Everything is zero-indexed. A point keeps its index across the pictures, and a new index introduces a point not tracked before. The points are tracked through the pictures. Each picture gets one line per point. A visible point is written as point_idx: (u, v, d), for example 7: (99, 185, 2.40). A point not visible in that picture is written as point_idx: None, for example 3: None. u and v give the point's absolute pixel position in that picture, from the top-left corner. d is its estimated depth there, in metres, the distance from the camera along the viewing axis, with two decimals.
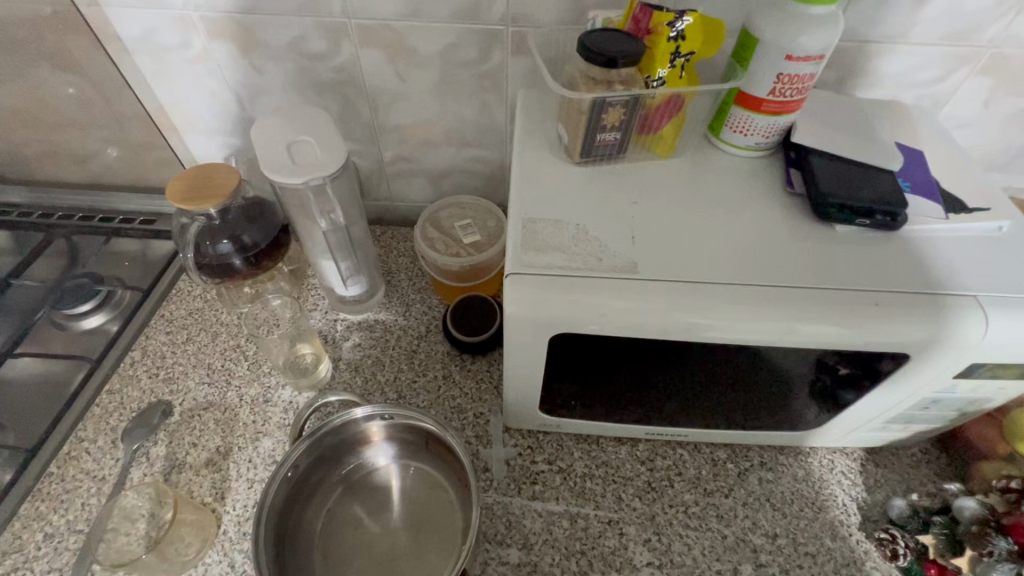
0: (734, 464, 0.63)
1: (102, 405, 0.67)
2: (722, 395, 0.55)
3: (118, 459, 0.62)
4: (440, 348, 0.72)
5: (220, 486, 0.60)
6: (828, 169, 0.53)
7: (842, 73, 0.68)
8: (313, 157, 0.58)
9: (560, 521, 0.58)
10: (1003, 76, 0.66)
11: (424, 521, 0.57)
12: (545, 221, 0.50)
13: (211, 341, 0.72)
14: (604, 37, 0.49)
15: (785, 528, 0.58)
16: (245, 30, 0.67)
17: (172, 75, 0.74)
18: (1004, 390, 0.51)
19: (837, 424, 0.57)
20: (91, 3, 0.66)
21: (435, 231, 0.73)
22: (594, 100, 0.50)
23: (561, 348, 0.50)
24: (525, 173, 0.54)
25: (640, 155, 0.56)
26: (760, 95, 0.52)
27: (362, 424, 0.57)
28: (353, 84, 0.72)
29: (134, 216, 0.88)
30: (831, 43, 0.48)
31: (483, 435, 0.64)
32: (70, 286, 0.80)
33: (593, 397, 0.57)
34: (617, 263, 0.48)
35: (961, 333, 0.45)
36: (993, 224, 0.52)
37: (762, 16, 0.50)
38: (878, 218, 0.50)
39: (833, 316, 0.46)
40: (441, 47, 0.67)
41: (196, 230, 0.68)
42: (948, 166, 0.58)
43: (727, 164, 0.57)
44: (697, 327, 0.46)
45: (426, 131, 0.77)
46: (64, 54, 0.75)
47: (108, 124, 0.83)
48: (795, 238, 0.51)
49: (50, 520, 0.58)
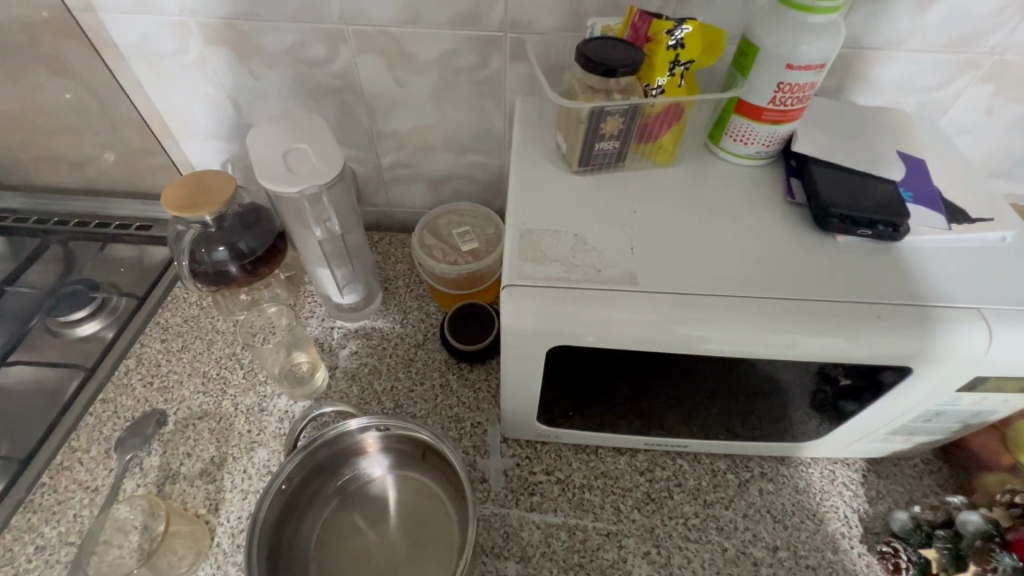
0: (735, 475, 0.62)
1: (96, 414, 0.66)
2: (724, 406, 0.55)
3: (111, 469, 0.62)
4: (438, 356, 0.71)
5: (214, 497, 0.59)
6: (829, 178, 0.53)
7: (843, 80, 0.67)
8: (309, 165, 0.57)
9: (558, 533, 0.58)
10: (1005, 82, 0.66)
11: (421, 532, 0.56)
12: (543, 231, 0.50)
13: (206, 350, 0.72)
14: (603, 45, 0.49)
15: (786, 540, 0.58)
16: (242, 36, 0.67)
17: (170, 81, 0.73)
18: (1009, 402, 0.50)
19: (838, 435, 0.57)
20: (87, 9, 0.66)
21: (433, 238, 0.73)
22: (593, 109, 0.49)
23: (559, 359, 0.50)
24: (523, 181, 0.54)
25: (640, 163, 0.56)
26: (760, 104, 0.52)
27: (357, 436, 0.57)
28: (351, 90, 0.72)
29: (130, 221, 0.88)
30: (833, 53, 0.48)
31: (481, 445, 0.63)
32: (64, 293, 0.79)
33: (592, 408, 0.57)
34: (616, 274, 0.47)
35: (964, 347, 0.45)
36: (997, 235, 0.51)
37: (762, 24, 0.49)
38: (881, 229, 0.50)
39: (834, 327, 0.45)
40: (440, 53, 0.67)
41: (192, 238, 0.67)
42: (950, 174, 0.57)
43: (729, 173, 0.56)
44: (698, 340, 0.46)
45: (424, 136, 0.77)
46: (60, 59, 0.74)
47: (103, 129, 0.82)
48: (796, 248, 0.50)
49: (43, 532, 0.58)
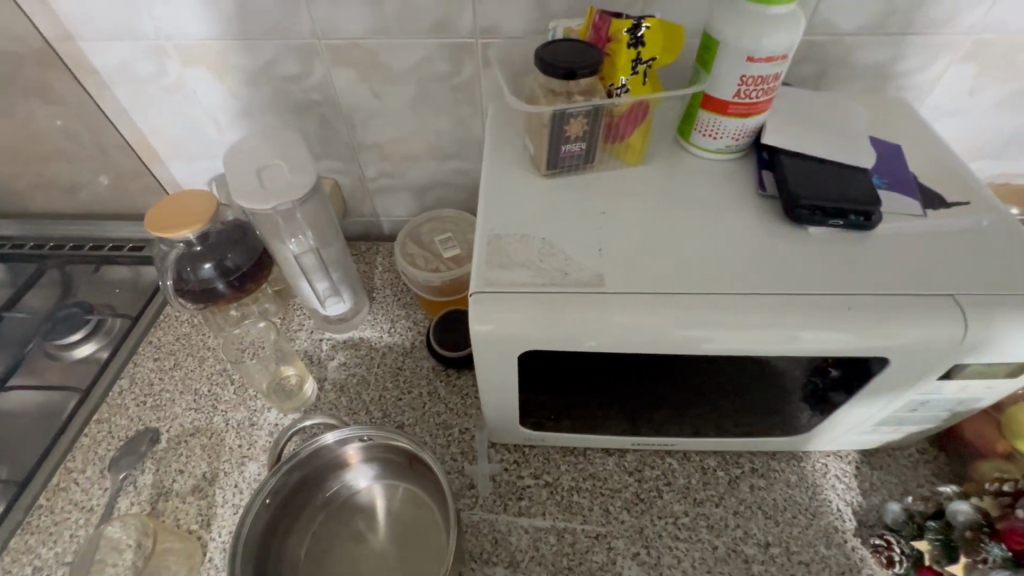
0: (725, 472, 0.61)
1: (91, 435, 0.67)
2: (706, 404, 0.54)
3: (105, 489, 0.63)
4: (426, 364, 0.71)
5: (206, 512, 0.60)
6: (799, 170, 0.52)
7: (820, 68, 0.66)
8: (283, 181, 0.59)
9: (547, 537, 0.57)
10: (987, 62, 0.65)
11: (410, 541, 0.56)
12: (512, 236, 0.50)
13: (198, 366, 0.73)
14: (563, 47, 0.49)
15: (778, 536, 0.57)
16: (218, 56, 0.68)
17: (151, 104, 0.74)
18: (994, 389, 0.49)
19: (826, 429, 0.56)
20: (66, 38, 0.67)
21: (415, 246, 0.73)
22: (554, 112, 0.49)
23: (533, 364, 0.50)
24: (492, 187, 0.54)
25: (609, 163, 0.55)
26: (726, 98, 0.51)
27: (338, 449, 0.57)
28: (329, 104, 0.72)
29: (124, 242, 0.89)
30: (793, 43, 0.47)
31: (469, 452, 0.64)
32: (61, 316, 0.81)
33: (578, 410, 0.56)
34: (583, 277, 0.47)
35: (942, 335, 0.44)
36: (972, 219, 0.50)
37: (722, 17, 0.49)
38: (852, 218, 0.49)
39: (809, 320, 0.45)
40: (413, 62, 0.67)
41: (176, 257, 0.68)
42: (930, 158, 0.56)
43: (701, 168, 0.56)
44: (672, 339, 0.45)
45: (404, 146, 0.77)
46: (45, 88, 0.75)
47: (92, 154, 0.84)
48: (769, 242, 0.50)
49: (40, 553, 0.59)
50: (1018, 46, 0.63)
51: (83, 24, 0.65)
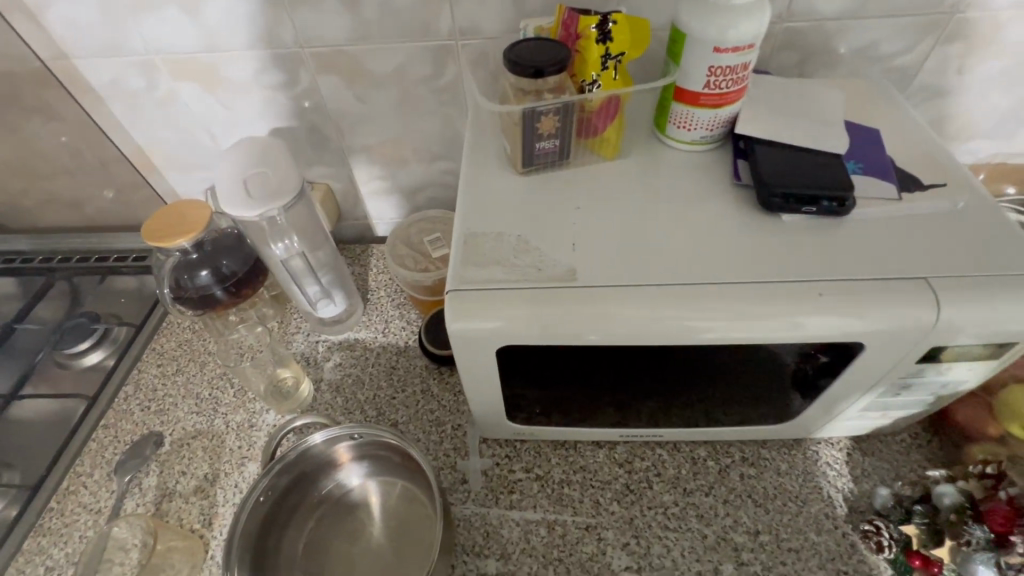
0: (714, 462, 0.62)
1: (98, 440, 0.69)
2: (692, 393, 0.55)
3: (112, 491, 0.65)
4: (419, 362, 0.73)
5: (208, 512, 0.62)
6: (771, 158, 0.52)
7: (803, 54, 0.66)
8: (268, 188, 0.61)
9: (538, 529, 0.58)
10: (972, 41, 0.64)
11: (403, 536, 0.57)
12: (488, 235, 0.51)
13: (198, 371, 0.75)
14: (531, 46, 0.49)
15: (767, 523, 0.57)
16: (206, 68, 0.69)
17: (146, 118, 0.76)
18: (977, 371, 0.49)
19: (814, 416, 0.56)
20: (60, 57, 0.69)
21: (405, 247, 0.74)
22: (524, 111, 0.50)
23: (513, 359, 0.50)
24: (470, 187, 0.55)
25: (585, 158, 0.56)
26: (696, 89, 0.51)
27: (328, 447, 0.59)
28: (316, 110, 0.74)
29: (129, 253, 0.92)
30: (758, 32, 0.48)
31: (461, 447, 0.65)
32: (69, 326, 0.83)
33: (564, 402, 0.57)
34: (556, 272, 0.48)
35: (916, 319, 0.44)
36: (947, 202, 0.50)
37: (687, 9, 0.49)
38: (825, 205, 0.49)
39: (782, 308, 0.45)
40: (395, 66, 0.68)
41: (173, 266, 0.69)
42: (908, 141, 0.56)
43: (678, 160, 0.56)
44: (647, 331, 0.46)
45: (392, 149, 0.79)
46: (43, 106, 0.78)
47: (93, 169, 0.86)
48: (744, 231, 0.50)
49: (51, 553, 0.61)
50: (1005, 23, 0.62)
51: (77, 43, 0.68)
